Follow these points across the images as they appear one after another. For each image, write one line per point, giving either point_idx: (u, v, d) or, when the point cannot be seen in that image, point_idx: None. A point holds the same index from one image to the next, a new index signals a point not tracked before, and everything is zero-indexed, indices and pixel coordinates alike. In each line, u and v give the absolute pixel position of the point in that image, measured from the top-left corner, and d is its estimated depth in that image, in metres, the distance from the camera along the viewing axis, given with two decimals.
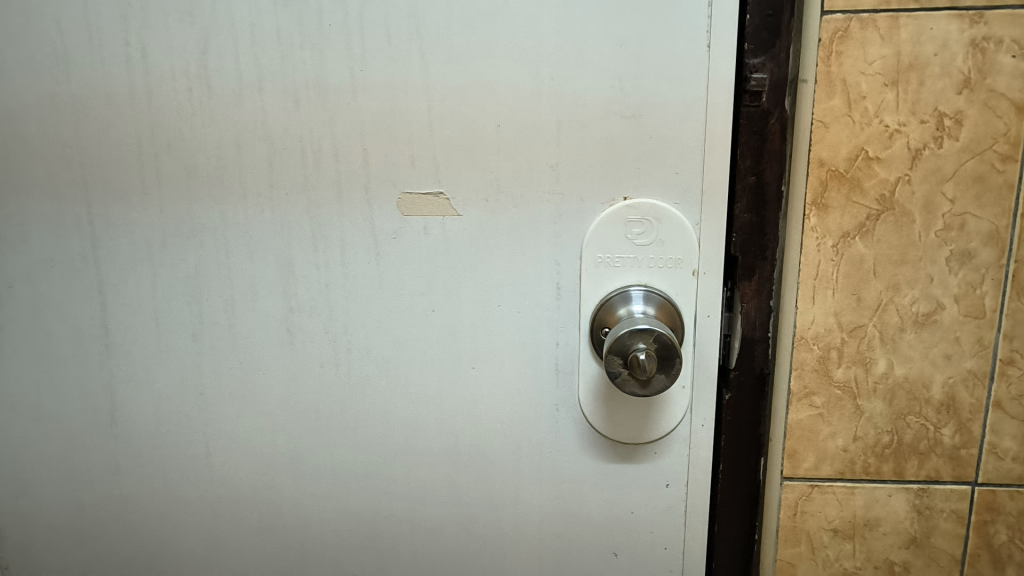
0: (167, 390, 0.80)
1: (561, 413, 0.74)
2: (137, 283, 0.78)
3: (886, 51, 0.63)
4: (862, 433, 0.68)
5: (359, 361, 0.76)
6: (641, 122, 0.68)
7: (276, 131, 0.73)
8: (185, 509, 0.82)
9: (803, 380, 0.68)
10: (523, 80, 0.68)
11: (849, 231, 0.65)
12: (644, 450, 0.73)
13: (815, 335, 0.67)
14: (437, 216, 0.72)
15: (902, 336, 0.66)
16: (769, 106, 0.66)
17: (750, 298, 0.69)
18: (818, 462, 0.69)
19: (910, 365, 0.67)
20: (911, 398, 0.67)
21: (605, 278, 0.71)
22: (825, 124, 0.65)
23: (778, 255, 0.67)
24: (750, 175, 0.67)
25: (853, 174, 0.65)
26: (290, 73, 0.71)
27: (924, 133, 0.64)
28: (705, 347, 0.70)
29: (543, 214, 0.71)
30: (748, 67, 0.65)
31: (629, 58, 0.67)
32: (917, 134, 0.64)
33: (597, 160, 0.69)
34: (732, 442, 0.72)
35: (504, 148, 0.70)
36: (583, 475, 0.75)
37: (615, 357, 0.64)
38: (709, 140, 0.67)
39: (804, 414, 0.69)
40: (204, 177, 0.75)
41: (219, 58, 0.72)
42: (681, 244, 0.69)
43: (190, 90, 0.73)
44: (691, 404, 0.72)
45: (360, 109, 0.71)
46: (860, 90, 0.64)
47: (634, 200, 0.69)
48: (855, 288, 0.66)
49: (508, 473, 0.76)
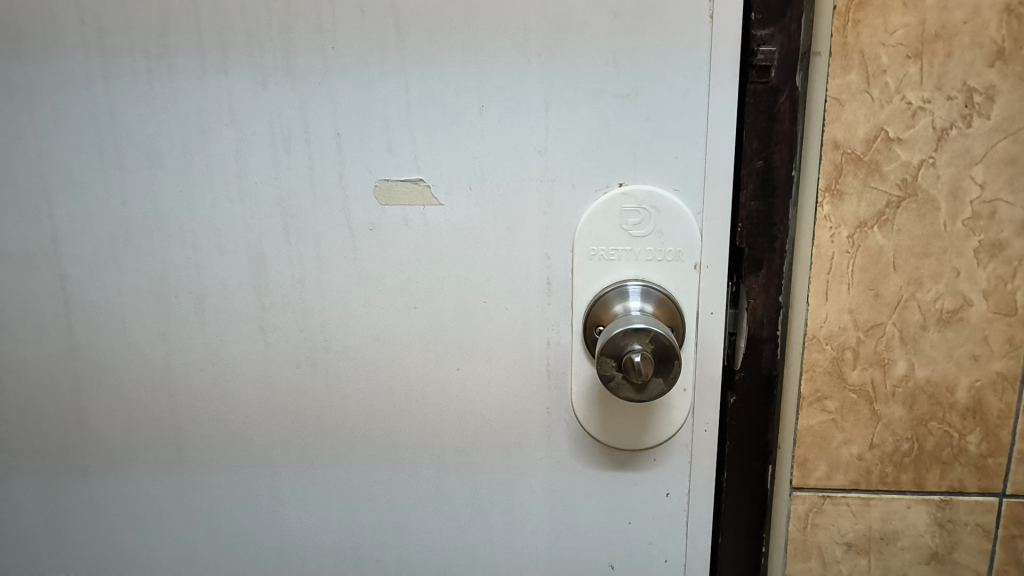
0: (136, 392, 0.75)
1: (553, 418, 0.69)
2: (101, 278, 0.73)
3: (910, 19, 0.56)
4: (879, 440, 0.62)
5: (337, 362, 0.71)
6: (638, 102, 0.62)
7: (244, 115, 0.67)
8: (159, 516, 0.78)
9: (815, 384, 0.63)
10: (509, 57, 0.62)
11: (866, 220, 0.59)
12: (642, 456, 0.68)
13: (829, 334, 0.62)
14: (417, 205, 0.67)
15: (925, 335, 0.60)
16: (778, 83, 0.60)
17: (757, 294, 0.63)
18: (831, 472, 0.64)
19: (933, 367, 0.61)
20: (934, 402, 0.61)
21: (599, 272, 0.65)
22: (841, 102, 0.58)
23: (788, 247, 0.62)
24: (757, 159, 0.61)
25: (871, 157, 0.59)
26: (256, 52, 0.66)
27: (951, 111, 0.57)
28: (708, 347, 0.65)
29: (532, 203, 0.65)
30: (756, 40, 0.59)
31: (624, 30, 0.60)
32: (943, 111, 0.57)
33: (591, 142, 0.63)
34: (737, 448, 0.67)
35: (489, 131, 0.64)
36: (577, 483, 0.70)
37: (609, 359, 0.59)
38: (712, 121, 0.61)
39: (816, 419, 0.63)
40: (168, 165, 0.70)
41: (179, 36, 0.66)
42: (682, 235, 0.64)
43: (151, 71, 0.68)
44: (693, 407, 0.66)
45: (333, 90, 0.65)
46: (880, 63, 0.57)
47: (630, 187, 0.64)
48: (873, 282, 0.60)
49: (498, 480, 0.71)
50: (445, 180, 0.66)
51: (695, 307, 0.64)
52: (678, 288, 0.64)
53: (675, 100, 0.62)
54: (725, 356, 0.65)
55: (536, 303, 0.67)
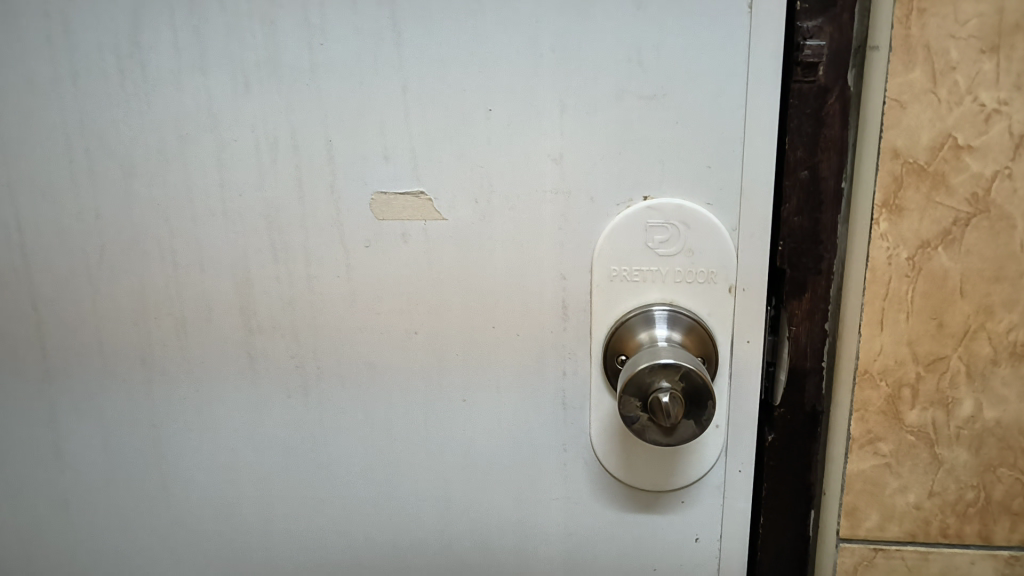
0: (115, 422, 0.69)
1: (569, 455, 0.62)
2: (75, 299, 0.67)
3: (984, 8, 0.49)
4: (939, 488, 0.55)
5: (330, 391, 0.65)
6: (666, 105, 0.55)
7: (225, 120, 0.61)
8: (142, 553, 0.72)
9: (867, 424, 0.55)
10: (519, 54, 0.55)
11: (929, 240, 0.52)
12: (668, 499, 0.61)
13: (884, 369, 0.54)
14: (417, 220, 0.60)
15: (995, 371, 0.53)
16: (827, 82, 0.52)
17: (800, 320, 0.56)
18: (883, 522, 0.56)
19: (1004, 407, 0.53)
20: (1004, 447, 0.54)
21: (621, 295, 0.58)
22: (901, 103, 0.50)
23: (837, 268, 0.54)
24: (801, 169, 0.54)
25: (936, 167, 0.51)
26: (238, 50, 0.59)
27: None
28: (743, 379, 0.58)
29: (545, 218, 0.58)
30: (802, 33, 0.52)
31: (650, 23, 0.53)
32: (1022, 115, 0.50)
33: (612, 150, 0.56)
34: (775, 493, 0.59)
35: (497, 137, 0.57)
36: (596, 526, 0.63)
37: (633, 399, 0.52)
38: (750, 126, 0.54)
39: (868, 463, 0.55)
40: (145, 176, 0.63)
41: (153, 33, 0.60)
42: (715, 254, 0.57)
43: (123, 71, 0.61)
44: (726, 445, 0.59)
45: (323, 92, 0.59)
46: (948, 59, 0.49)
47: (657, 201, 0.57)
48: (936, 310, 0.52)
49: (509, 521, 0.65)
50: (448, 192, 0.59)
51: (730, 334, 0.58)
52: (710, 312, 0.57)
53: (708, 101, 0.54)
54: (763, 389, 0.58)
55: (550, 328, 0.60)
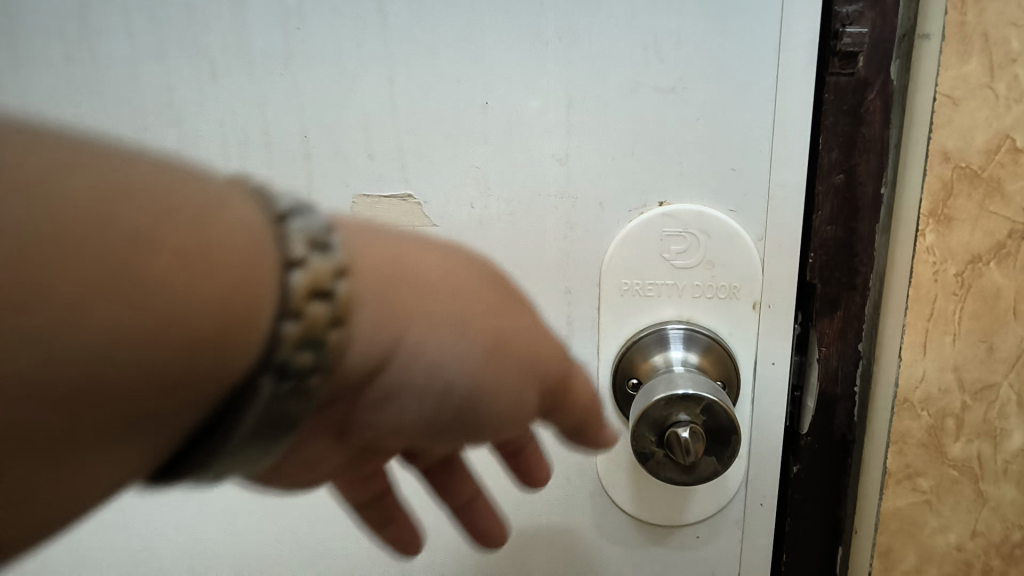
0: None
1: (573, 485, 0.56)
2: None
3: None
4: (983, 527, 0.50)
5: None
6: (685, 100, 0.48)
7: (189, 114, 0.54)
8: None
9: (905, 458, 0.49)
10: (520, 41, 0.49)
11: (980, 254, 0.46)
12: (682, 533, 0.56)
13: (926, 398, 0.48)
14: (406, 227, 0.54)
15: None
16: (867, 75, 0.46)
17: (831, 341, 0.50)
18: (920, 563, 0.51)
19: None
20: None
21: (631, 311, 0.52)
22: (954, 101, 0.45)
23: (874, 284, 0.49)
24: (836, 173, 0.48)
25: (991, 173, 0.45)
26: (201, 35, 0.52)
27: None
28: (767, 404, 0.53)
29: (549, 225, 0.52)
30: (841, 19, 0.45)
31: (669, 7, 0.47)
32: None
33: (625, 150, 0.50)
34: (800, 530, 0.54)
35: (495, 135, 0.51)
36: (602, 562, 0.58)
37: (648, 433, 0.46)
38: (779, 126, 0.48)
39: (905, 500, 0.50)
40: None
41: (104, 14, 0.53)
42: (739, 267, 0.51)
43: (71, 58, 0.54)
44: (747, 476, 0.54)
45: (299, 83, 0.52)
46: (1009, 50, 0.44)
47: (674, 208, 0.51)
48: (986, 333, 0.47)
49: (506, 556, 0.59)
50: (440, 195, 0.53)
51: (753, 355, 0.52)
52: (730, 332, 0.52)
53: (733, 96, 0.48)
54: (787, 415, 0.53)
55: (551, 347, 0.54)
